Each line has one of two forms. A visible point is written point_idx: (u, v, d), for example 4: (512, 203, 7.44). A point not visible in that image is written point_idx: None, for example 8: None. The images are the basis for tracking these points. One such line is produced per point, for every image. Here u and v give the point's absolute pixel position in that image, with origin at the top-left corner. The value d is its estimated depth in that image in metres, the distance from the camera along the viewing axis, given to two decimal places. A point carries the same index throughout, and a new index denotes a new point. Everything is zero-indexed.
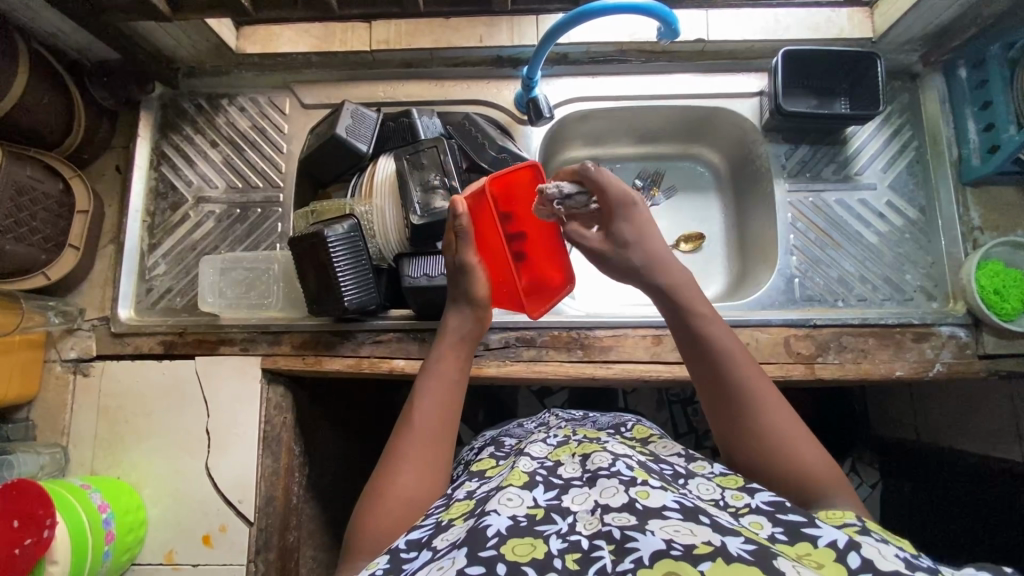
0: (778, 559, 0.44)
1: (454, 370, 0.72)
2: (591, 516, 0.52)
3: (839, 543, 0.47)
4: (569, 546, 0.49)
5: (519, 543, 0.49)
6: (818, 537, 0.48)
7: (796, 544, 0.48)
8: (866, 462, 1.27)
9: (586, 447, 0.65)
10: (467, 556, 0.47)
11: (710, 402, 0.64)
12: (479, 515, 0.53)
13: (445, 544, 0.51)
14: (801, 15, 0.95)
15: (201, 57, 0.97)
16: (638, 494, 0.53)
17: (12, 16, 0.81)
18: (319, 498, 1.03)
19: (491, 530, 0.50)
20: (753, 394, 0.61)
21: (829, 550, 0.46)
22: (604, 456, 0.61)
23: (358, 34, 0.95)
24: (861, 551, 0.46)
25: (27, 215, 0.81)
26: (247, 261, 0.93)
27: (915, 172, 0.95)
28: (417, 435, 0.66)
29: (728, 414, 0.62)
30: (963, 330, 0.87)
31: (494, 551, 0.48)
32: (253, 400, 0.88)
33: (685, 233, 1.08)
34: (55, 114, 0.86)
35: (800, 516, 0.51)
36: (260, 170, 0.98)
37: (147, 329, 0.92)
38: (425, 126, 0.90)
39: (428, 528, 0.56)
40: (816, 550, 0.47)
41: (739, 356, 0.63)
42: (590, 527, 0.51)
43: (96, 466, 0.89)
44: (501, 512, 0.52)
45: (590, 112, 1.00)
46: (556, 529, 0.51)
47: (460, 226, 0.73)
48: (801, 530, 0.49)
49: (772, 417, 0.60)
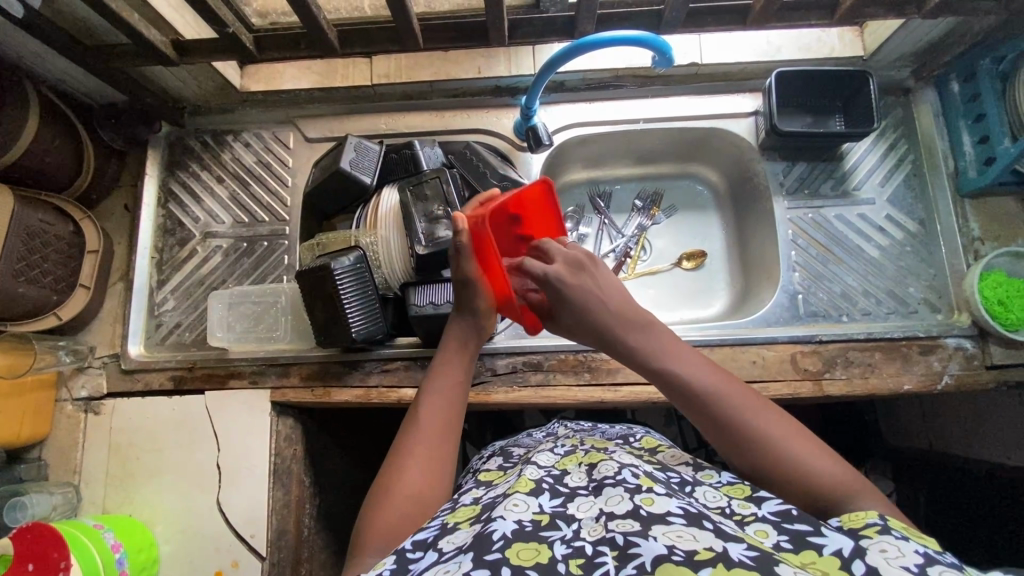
0: (780, 564, 0.44)
1: (457, 368, 0.73)
2: (596, 523, 0.52)
3: (844, 551, 0.46)
4: (573, 551, 0.48)
5: (524, 548, 0.48)
6: (823, 546, 0.47)
7: (801, 552, 0.47)
8: (878, 472, 1.24)
9: (593, 457, 0.65)
10: (472, 560, 0.47)
11: (719, 440, 0.60)
12: (485, 521, 0.53)
13: (451, 547, 0.51)
14: (793, 35, 0.97)
15: (205, 95, 1.00)
16: (642, 501, 0.52)
17: (21, 63, 0.84)
18: (330, 528, 1.03)
19: (497, 534, 0.50)
20: (749, 419, 0.58)
21: (835, 558, 0.45)
22: (610, 465, 0.61)
23: (359, 70, 0.98)
24: (865, 558, 0.44)
25: (38, 257, 0.83)
26: (254, 295, 0.94)
27: (913, 185, 0.95)
28: (426, 432, 0.66)
29: (741, 451, 0.59)
30: (969, 342, 0.87)
31: (499, 554, 0.47)
32: (263, 431, 0.89)
33: (686, 251, 1.09)
34: (65, 157, 0.88)
35: (806, 525, 0.49)
36: (265, 204, 0.99)
37: (157, 365, 0.92)
38: (427, 156, 0.92)
39: (435, 529, 0.56)
40: (821, 558, 0.46)
41: (723, 383, 0.61)
42: (595, 533, 0.50)
43: (108, 504, 0.89)
44: (507, 517, 0.52)
45: (589, 137, 1.01)
46: (560, 535, 0.50)
47: (458, 242, 0.73)
48: (806, 538, 0.48)
49: (778, 438, 0.57)
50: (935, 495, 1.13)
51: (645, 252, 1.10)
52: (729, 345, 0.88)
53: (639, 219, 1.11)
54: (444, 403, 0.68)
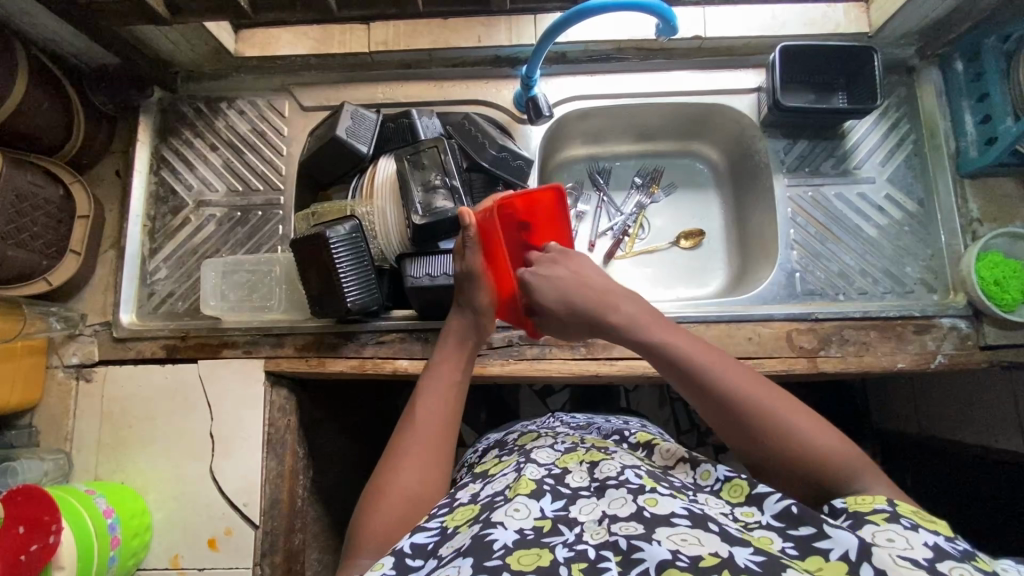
0: (788, 570, 0.43)
1: (456, 371, 0.72)
2: (599, 526, 0.51)
3: (851, 554, 0.45)
4: (576, 555, 0.48)
5: (525, 554, 0.48)
6: (830, 551, 0.46)
7: (808, 560, 0.46)
8: (867, 456, 1.27)
9: (594, 455, 0.64)
10: (472, 566, 0.47)
11: (701, 412, 0.61)
12: (485, 524, 0.52)
13: (449, 552, 0.51)
14: (798, 9, 0.96)
15: (198, 61, 0.98)
16: (646, 502, 0.52)
17: (8, 22, 0.81)
18: (324, 500, 1.03)
19: (498, 543, 0.49)
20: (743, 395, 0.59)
21: (842, 564, 0.45)
22: (612, 464, 0.60)
23: (357, 37, 0.96)
24: (874, 560, 0.44)
25: (27, 221, 0.81)
26: (248, 264, 0.93)
27: (914, 165, 0.95)
28: (421, 432, 0.65)
29: (727, 421, 0.60)
30: (963, 321, 0.87)
31: (500, 561, 0.47)
32: (257, 401, 0.88)
33: (685, 230, 1.09)
34: (55, 120, 0.86)
35: (810, 528, 0.49)
36: (259, 172, 0.98)
37: (149, 333, 0.91)
38: (425, 127, 0.90)
39: (434, 534, 0.55)
40: (828, 565, 0.45)
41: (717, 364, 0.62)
42: (598, 536, 0.50)
43: (100, 471, 0.88)
44: (508, 526, 0.51)
45: (590, 110, 1.00)
46: (562, 539, 0.50)
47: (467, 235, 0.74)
48: (812, 543, 0.48)
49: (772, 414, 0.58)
50: (924, 477, 1.14)
51: (643, 230, 1.09)
52: (726, 322, 0.88)
53: (639, 197, 1.11)
54: (439, 403, 0.68)
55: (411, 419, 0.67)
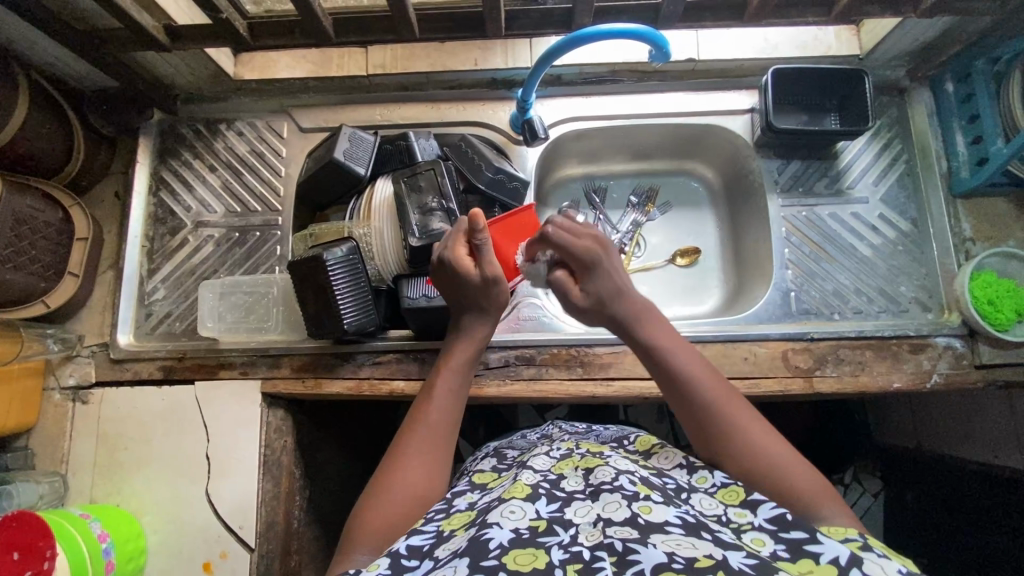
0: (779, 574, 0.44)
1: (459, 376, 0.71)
2: (594, 529, 0.51)
3: (841, 559, 0.46)
4: (571, 557, 0.48)
5: (521, 553, 0.48)
6: (821, 554, 0.48)
7: (799, 561, 0.47)
8: (867, 471, 1.26)
9: (589, 461, 0.63)
10: (469, 565, 0.46)
11: (690, 419, 0.64)
12: (481, 525, 0.52)
13: (447, 553, 0.50)
14: (789, 33, 0.97)
15: (198, 83, 0.99)
16: (640, 508, 0.51)
17: (10, 46, 0.82)
18: (320, 520, 1.03)
19: (494, 541, 0.49)
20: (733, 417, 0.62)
21: (832, 567, 0.46)
22: (607, 470, 0.59)
23: (355, 60, 0.97)
24: (863, 568, 0.45)
25: (27, 244, 0.82)
26: (247, 284, 0.93)
27: (907, 185, 0.96)
28: (427, 432, 0.65)
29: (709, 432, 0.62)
30: (959, 341, 0.87)
31: (497, 560, 0.47)
32: (254, 423, 0.88)
33: (681, 248, 1.09)
34: (54, 143, 0.87)
35: (802, 533, 0.50)
36: (258, 193, 0.99)
37: (146, 354, 0.92)
38: (422, 148, 0.91)
39: (430, 536, 0.55)
40: (819, 567, 0.46)
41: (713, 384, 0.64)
42: (592, 538, 0.50)
43: (96, 494, 0.88)
44: (504, 525, 0.51)
45: (585, 132, 1.01)
46: (558, 540, 0.50)
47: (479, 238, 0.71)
48: (802, 547, 0.49)
49: (757, 436, 0.60)
50: (924, 492, 1.14)
51: (640, 247, 1.10)
52: (722, 342, 0.88)
53: (635, 215, 1.11)
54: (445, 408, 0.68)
55: (420, 421, 0.66)
